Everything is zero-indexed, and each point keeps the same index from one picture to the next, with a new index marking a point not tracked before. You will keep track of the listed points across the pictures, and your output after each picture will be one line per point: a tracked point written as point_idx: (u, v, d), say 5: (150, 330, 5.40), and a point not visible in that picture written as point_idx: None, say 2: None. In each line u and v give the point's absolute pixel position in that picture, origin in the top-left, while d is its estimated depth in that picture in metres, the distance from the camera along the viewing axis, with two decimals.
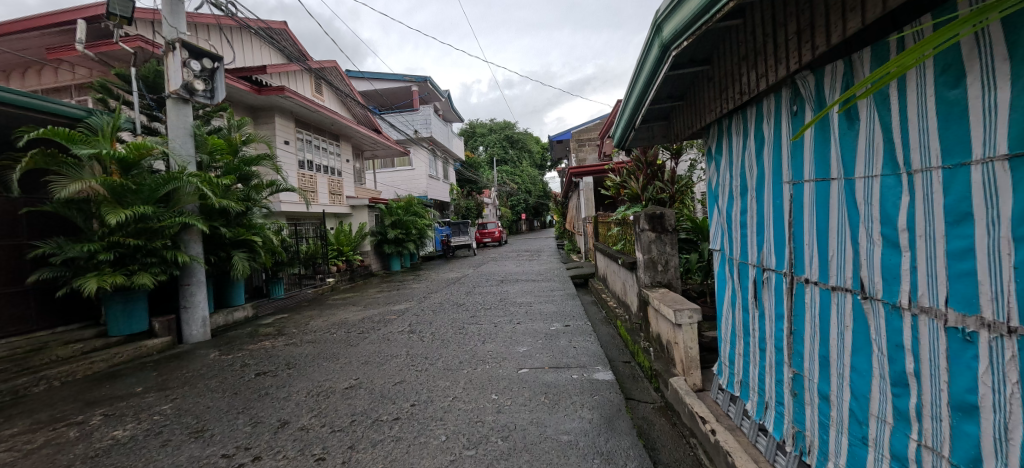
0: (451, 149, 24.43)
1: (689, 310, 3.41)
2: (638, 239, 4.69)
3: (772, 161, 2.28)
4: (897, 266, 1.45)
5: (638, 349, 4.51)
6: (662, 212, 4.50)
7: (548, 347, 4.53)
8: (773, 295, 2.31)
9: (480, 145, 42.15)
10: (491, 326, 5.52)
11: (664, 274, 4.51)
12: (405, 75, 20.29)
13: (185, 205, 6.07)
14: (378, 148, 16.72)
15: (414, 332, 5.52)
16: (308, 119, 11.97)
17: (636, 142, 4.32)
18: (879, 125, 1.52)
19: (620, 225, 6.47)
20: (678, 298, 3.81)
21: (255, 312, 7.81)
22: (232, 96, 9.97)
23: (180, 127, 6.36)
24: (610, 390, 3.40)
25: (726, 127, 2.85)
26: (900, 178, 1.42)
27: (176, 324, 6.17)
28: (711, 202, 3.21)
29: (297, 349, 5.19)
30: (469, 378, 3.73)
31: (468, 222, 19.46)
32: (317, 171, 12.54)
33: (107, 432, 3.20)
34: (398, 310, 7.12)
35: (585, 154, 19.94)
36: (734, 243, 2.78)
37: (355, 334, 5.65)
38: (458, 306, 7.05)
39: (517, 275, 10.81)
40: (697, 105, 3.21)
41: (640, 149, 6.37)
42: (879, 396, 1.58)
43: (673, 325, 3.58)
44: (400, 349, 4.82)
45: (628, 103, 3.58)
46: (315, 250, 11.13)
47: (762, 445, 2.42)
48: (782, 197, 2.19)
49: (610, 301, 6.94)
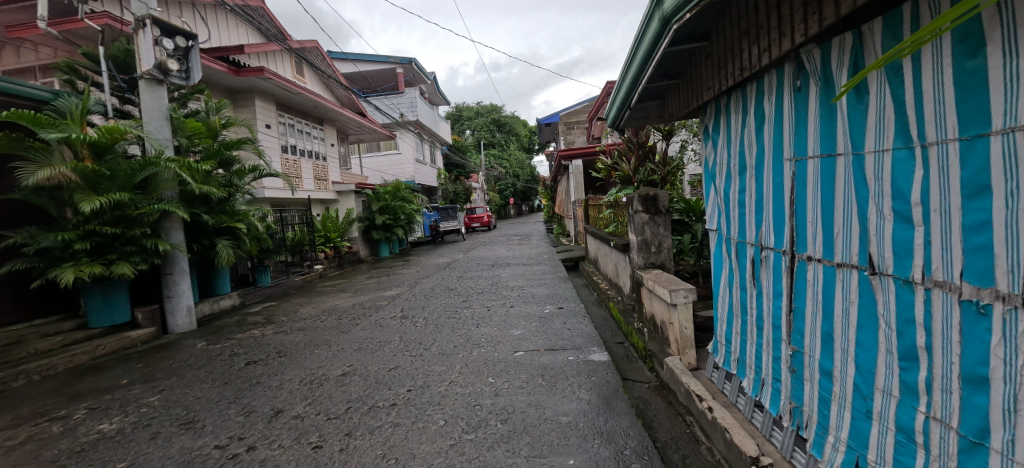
0: (438, 133, 24.03)
1: (685, 290, 3.42)
2: (632, 221, 4.67)
3: (772, 138, 2.25)
4: (909, 241, 1.45)
5: (632, 330, 4.55)
6: (656, 193, 4.48)
7: (542, 330, 4.53)
8: (772, 274, 2.31)
9: (467, 129, 41.58)
10: (484, 311, 5.50)
11: (658, 255, 4.52)
12: (389, 56, 19.72)
13: (164, 191, 5.84)
14: (364, 132, 16.34)
15: (406, 318, 5.47)
16: (289, 102, 11.59)
17: (630, 123, 4.25)
18: (890, 99, 1.50)
19: (612, 207, 6.45)
20: (672, 279, 3.82)
21: (242, 300, 7.65)
22: (209, 78, 9.55)
23: (156, 110, 6.07)
24: (607, 370, 3.42)
25: (724, 105, 2.81)
26: (914, 151, 1.41)
27: (160, 314, 6.01)
28: (707, 182, 3.19)
29: (288, 337, 5.11)
30: (465, 362, 3.71)
31: (457, 207, 19.30)
32: (301, 156, 12.21)
33: (93, 426, 3.11)
34: (389, 296, 7.06)
35: (574, 137, 19.79)
36: (731, 223, 2.77)
37: (346, 321, 5.57)
38: (450, 291, 7.01)
39: (508, 259, 10.78)
40: (694, 83, 3.15)
41: (631, 131, 6.32)
42: (885, 370, 1.60)
43: (668, 305, 3.59)
44: (393, 334, 4.77)
45: (623, 82, 3.50)
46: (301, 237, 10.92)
47: (758, 421, 2.46)
48: (783, 175, 2.18)
49: (602, 283, 6.97)
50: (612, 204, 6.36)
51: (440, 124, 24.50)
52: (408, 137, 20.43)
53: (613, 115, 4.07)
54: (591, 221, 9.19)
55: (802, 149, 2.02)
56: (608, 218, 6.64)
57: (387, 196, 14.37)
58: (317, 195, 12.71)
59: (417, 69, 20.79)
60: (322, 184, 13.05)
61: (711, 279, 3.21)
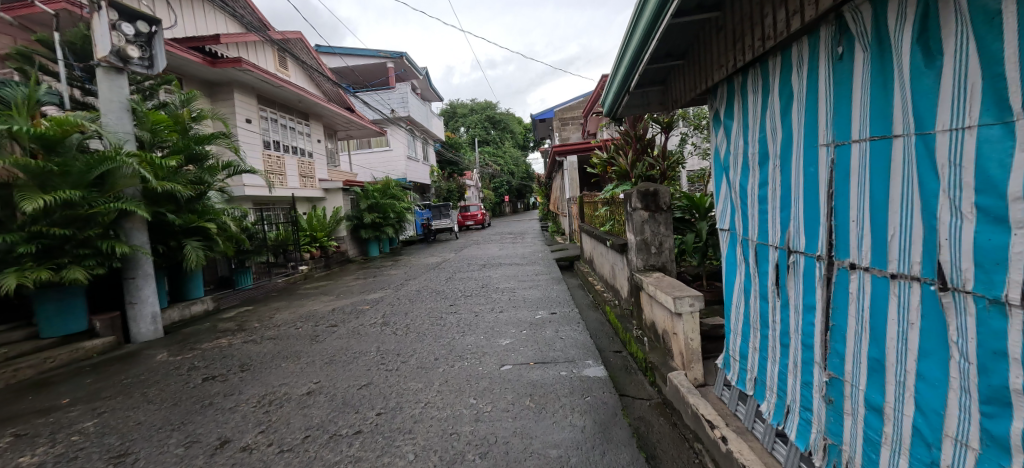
0: (430, 129, 23.53)
1: (691, 296, 3.03)
2: (630, 219, 4.30)
3: (804, 119, 1.86)
4: (1001, 248, 1.06)
5: (631, 338, 4.17)
6: (657, 189, 4.09)
7: (533, 338, 4.14)
8: (803, 282, 1.92)
9: (461, 126, 41.10)
10: (471, 316, 5.11)
11: (658, 256, 4.14)
12: (380, 51, 19.21)
13: (124, 189, 5.38)
14: (352, 128, 15.85)
15: (387, 324, 5.07)
16: (272, 96, 11.09)
17: (628, 111, 3.85)
18: (972, 56, 1.11)
19: (608, 205, 6.07)
20: (675, 284, 3.44)
21: (217, 305, 7.21)
22: (183, 70, 9.05)
23: (115, 101, 5.61)
24: (603, 389, 3.03)
25: (740, 85, 2.42)
26: (1009, 126, 1.02)
27: (121, 321, 5.56)
28: (719, 175, 2.80)
29: (256, 347, 4.69)
30: (445, 378, 3.32)
31: (450, 204, 18.86)
32: (285, 152, 11.69)
33: (10, 460, 2.68)
34: (372, 299, 6.65)
35: (569, 134, 19.40)
36: (750, 221, 2.39)
37: (322, 328, 5.16)
38: (437, 294, 6.60)
39: (500, 259, 10.39)
40: (704, 62, 2.75)
41: (628, 123, 5.93)
42: (960, 414, 1.22)
43: (672, 314, 3.21)
44: (370, 344, 4.37)
45: (621, 63, 3.10)
46: (284, 237, 10.45)
47: (781, 454, 2.07)
48: (817, 165, 1.79)
49: (597, 285, 6.59)
50: (608, 201, 5.98)
51: (433, 121, 24.00)
52: (399, 133, 19.94)
53: (610, 102, 3.67)
54: (586, 219, 8.81)
55: (845, 129, 1.62)
56: (604, 216, 6.26)
57: (376, 194, 13.91)
58: (303, 193, 12.23)
59: (409, 63, 20.27)
60: (308, 182, 12.56)
61: (724, 284, 2.82)
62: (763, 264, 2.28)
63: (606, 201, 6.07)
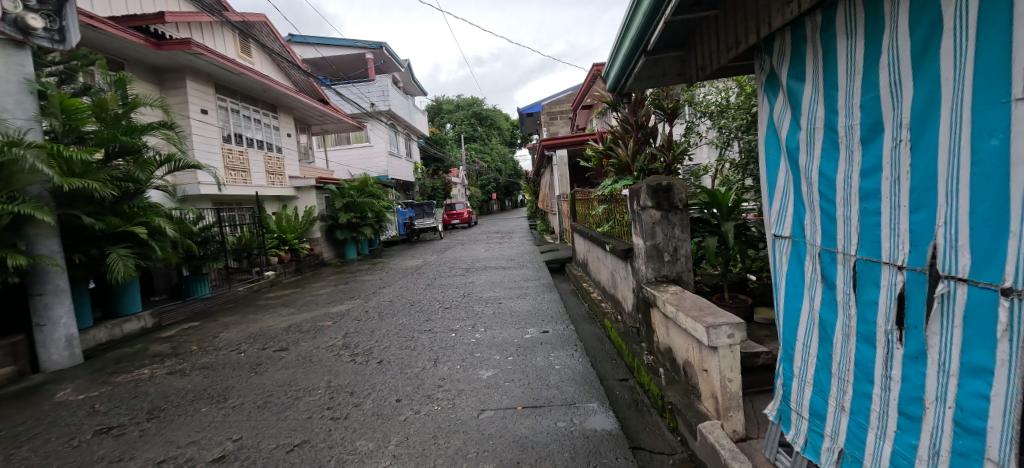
0: (413, 125, 22.51)
1: (729, 324, 2.27)
2: (637, 221, 3.54)
3: (968, 56, 1.10)
4: None
5: (640, 365, 3.42)
6: (670, 183, 3.33)
7: (521, 368, 3.36)
8: (962, 325, 1.17)
9: (447, 122, 40.06)
10: (448, 336, 4.30)
11: (672, 266, 3.41)
12: (358, 41, 18.14)
13: (24, 188, 4.41)
14: (328, 123, 14.81)
15: (347, 348, 4.23)
16: (233, 85, 10.07)
17: (639, 85, 3.07)
18: None
19: (605, 202, 5.31)
20: (701, 303, 2.69)
21: (157, 321, 6.27)
22: (126, 55, 7.99)
23: (14, 81, 4.63)
24: (615, 449, 2.26)
25: (822, 27, 1.66)
26: None
27: (27, 347, 4.61)
28: (778, 161, 2.05)
29: (182, 381, 3.81)
30: (406, 434, 2.52)
31: (433, 203, 17.95)
32: (248, 145, 10.58)
33: None
34: (336, 313, 5.78)
35: (557, 128, 18.63)
36: (844, 226, 1.64)
37: (270, 353, 4.30)
38: (411, 305, 5.76)
39: (486, 262, 9.58)
40: (758, 3, 1.96)
41: (628, 108, 5.18)
42: None
43: (701, 345, 2.46)
44: (321, 376, 3.53)
45: (634, 19, 2.28)
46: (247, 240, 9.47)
47: None
48: (1001, 130, 1.03)
49: (594, 293, 5.83)
50: (606, 198, 5.22)
51: (416, 115, 22.99)
52: (379, 128, 18.93)
53: (618, 71, 2.86)
54: (579, 218, 8.04)
55: None
56: (601, 215, 5.50)
57: (353, 192, 12.90)
58: (270, 191, 11.20)
59: (389, 55, 19.23)
60: (276, 179, 11.53)
61: (785, 308, 2.07)
62: (870, 288, 1.53)
63: (603, 198, 5.30)
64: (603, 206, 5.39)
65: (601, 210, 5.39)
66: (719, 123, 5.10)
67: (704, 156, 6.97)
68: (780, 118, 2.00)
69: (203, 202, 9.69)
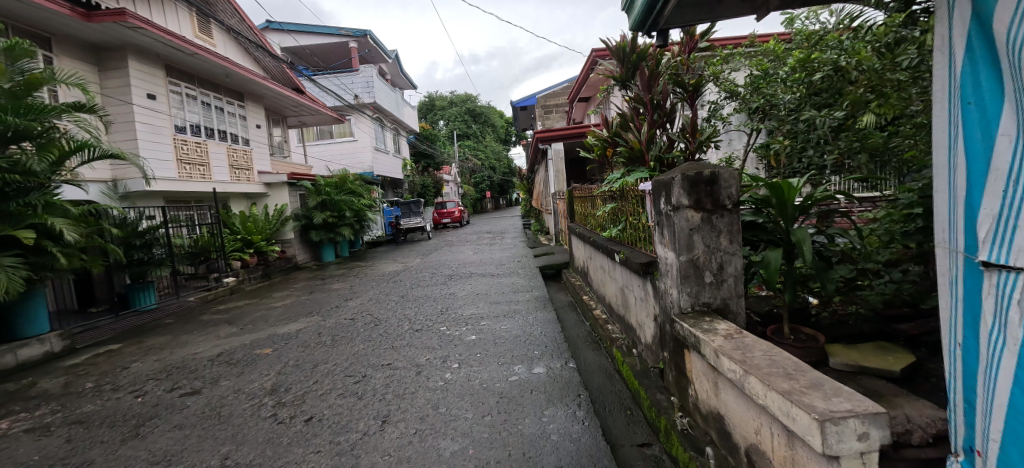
0: (402, 119, 21.36)
1: (860, 417, 1.28)
2: (664, 226, 2.54)
3: None
4: None
5: (669, 430, 2.43)
6: (716, 171, 2.33)
7: (503, 437, 2.35)
8: None
9: (439, 119, 38.93)
10: (410, 375, 3.27)
11: (715, 290, 2.41)
12: (340, 28, 16.95)
13: None
14: (305, 114, 13.68)
15: (275, 392, 3.19)
16: (188, 68, 8.93)
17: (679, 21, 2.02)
18: None
19: (612, 201, 4.29)
20: (784, 359, 1.69)
21: (70, 343, 5.17)
22: (51, 28, 6.83)
23: None
24: None
25: None
26: None
27: None
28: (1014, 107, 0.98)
29: (34, 447, 2.74)
30: None
31: (421, 200, 16.87)
32: (208, 136, 9.45)
33: None
34: (283, 335, 4.72)
35: (552, 122, 17.63)
36: None
37: (173, 401, 3.24)
38: (375, 326, 4.72)
39: (473, 267, 8.55)
40: None
41: (642, 83, 4.17)
42: None
43: (796, 438, 1.46)
44: (220, 446, 2.50)
45: None
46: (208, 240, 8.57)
47: None
48: None
49: (597, 311, 4.82)
50: (613, 197, 4.20)
51: (404, 109, 21.86)
52: (364, 122, 17.79)
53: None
54: (579, 218, 7.02)
55: None
56: (608, 217, 4.48)
57: (330, 189, 11.83)
58: (235, 188, 10.06)
59: (374, 44, 18.06)
60: (243, 175, 10.40)
61: (1015, 410, 1.00)
62: None
63: (610, 196, 4.28)
64: (610, 206, 4.37)
65: (608, 209, 4.37)
66: (753, 102, 4.11)
67: (726, 146, 5.97)
68: (1021, 19, 0.94)
69: (156, 199, 8.58)
